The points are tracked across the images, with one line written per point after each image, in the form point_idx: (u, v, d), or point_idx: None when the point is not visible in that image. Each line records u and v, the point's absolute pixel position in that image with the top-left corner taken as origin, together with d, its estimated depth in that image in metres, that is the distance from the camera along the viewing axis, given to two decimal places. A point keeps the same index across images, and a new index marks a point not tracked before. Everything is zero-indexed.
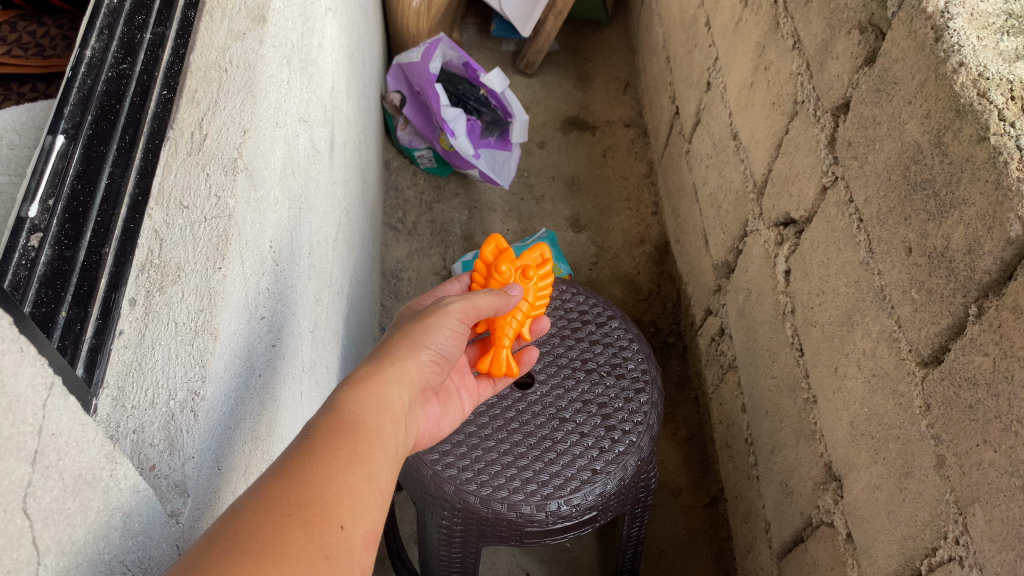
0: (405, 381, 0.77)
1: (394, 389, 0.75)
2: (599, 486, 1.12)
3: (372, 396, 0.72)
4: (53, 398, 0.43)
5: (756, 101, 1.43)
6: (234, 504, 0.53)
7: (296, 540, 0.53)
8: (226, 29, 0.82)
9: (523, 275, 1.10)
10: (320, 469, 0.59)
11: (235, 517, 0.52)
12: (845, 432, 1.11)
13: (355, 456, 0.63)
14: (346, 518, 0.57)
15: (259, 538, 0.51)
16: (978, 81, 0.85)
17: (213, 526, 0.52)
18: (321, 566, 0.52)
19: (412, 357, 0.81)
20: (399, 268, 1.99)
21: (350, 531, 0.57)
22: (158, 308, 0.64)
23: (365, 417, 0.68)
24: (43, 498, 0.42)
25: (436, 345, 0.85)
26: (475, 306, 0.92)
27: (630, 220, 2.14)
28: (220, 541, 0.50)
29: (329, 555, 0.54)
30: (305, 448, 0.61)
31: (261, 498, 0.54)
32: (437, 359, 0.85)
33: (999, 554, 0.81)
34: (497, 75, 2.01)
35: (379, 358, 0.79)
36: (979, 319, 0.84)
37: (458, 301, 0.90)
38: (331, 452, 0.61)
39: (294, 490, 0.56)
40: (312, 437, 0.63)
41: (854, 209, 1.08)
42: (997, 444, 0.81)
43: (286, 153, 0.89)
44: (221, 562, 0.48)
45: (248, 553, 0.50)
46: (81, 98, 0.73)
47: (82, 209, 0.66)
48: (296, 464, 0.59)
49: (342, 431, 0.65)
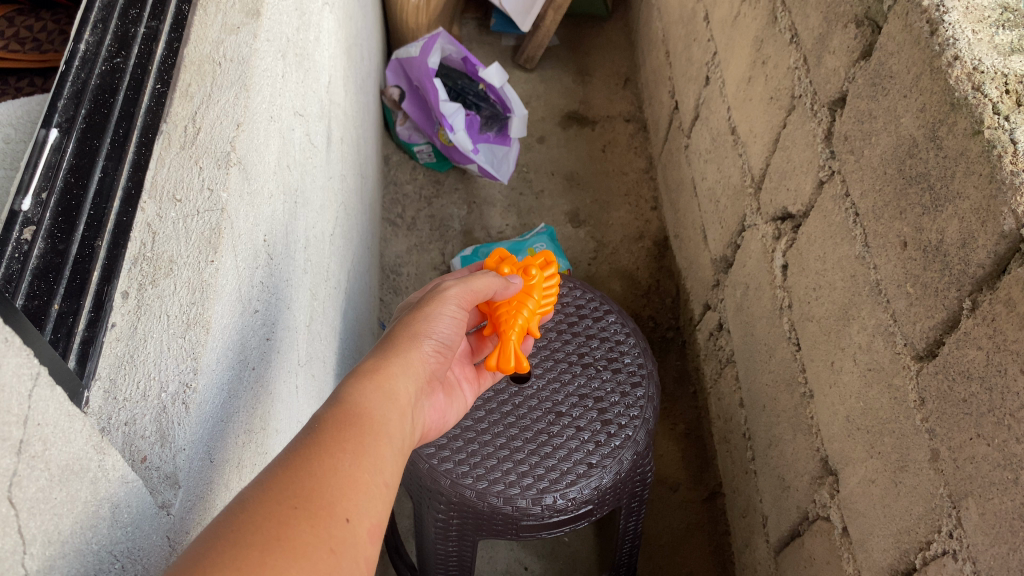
0: (411, 372, 0.78)
1: (400, 381, 0.75)
2: (594, 480, 1.12)
3: (377, 388, 0.72)
4: (39, 388, 0.44)
5: (754, 95, 1.43)
6: (237, 497, 0.53)
7: (302, 532, 0.53)
8: (220, 23, 0.82)
9: (526, 273, 1.07)
10: (326, 461, 0.59)
11: (241, 509, 0.52)
12: (842, 427, 1.11)
13: (360, 448, 0.63)
14: (351, 511, 0.57)
15: (265, 530, 0.51)
16: (972, 74, 0.84)
17: (219, 516, 0.52)
18: (326, 559, 0.53)
19: (415, 349, 0.81)
20: (398, 263, 1.99)
21: (355, 524, 0.57)
22: (151, 301, 0.64)
23: (371, 410, 0.68)
24: (29, 488, 0.43)
25: (437, 335, 0.86)
26: (473, 289, 0.92)
27: (630, 215, 2.14)
28: (225, 532, 0.50)
29: (335, 548, 0.54)
30: (311, 440, 0.61)
31: (265, 490, 0.54)
32: (439, 349, 0.85)
33: (993, 548, 0.81)
34: (496, 69, 1.99)
35: (384, 350, 0.80)
36: (973, 313, 0.84)
37: (456, 285, 0.91)
38: (337, 445, 0.61)
39: (299, 483, 0.56)
40: (318, 428, 0.63)
41: (851, 204, 1.08)
42: (991, 438, 0.81)
43: (280, 147, 0.89)
44: (225, 553, 0.48)
45: (256, 546, 0.50)
46: (75, 92, 0.73)
47: (75, 202, 0.67)
48: (301, 457, 0.59)
49: (348, 423, 0.65)
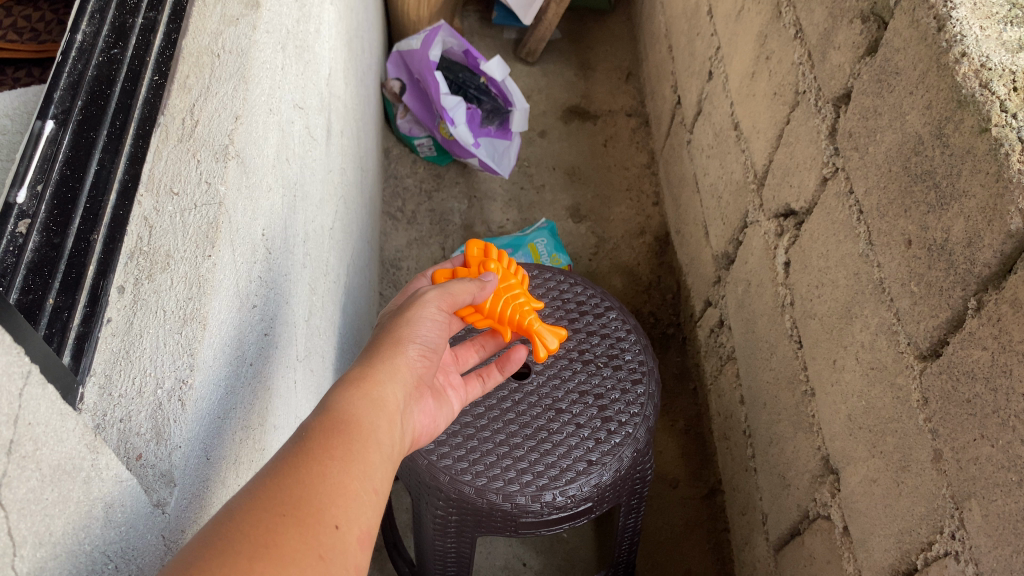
0: (398, 378, 0.77)
1: (389, 388, 0.74)
2: (594, 478, 1.12)
3: (365, 396, 0.71)
4: (31, 386, 0.43)
5: (758, 90, 1.42)
6: (225, 507, 0.53)
7: (290, 539, 0.52)
8: (219, 14, 0.80)
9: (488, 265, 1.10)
10: (314, 469, 0.59)
11: (229, 518, 0.52)
12: (843, 425, 1.11)
13: (349, 455, 0.62)
14: (340, 518, 0.57)
15: (253, 537, 0.51)
16: (980, 71, 0.83)
17: (208, 523, 0.51)
18: (316, 566, 0.52)
19: (402, 355, 0.80)
20: (398, 257, 1.99)
21: (345, 531, 0.56)
22: (147, 296, 0.63)
23: (359, 417, 0.68)
24: (19, 489, 0.42)
25: (423, 339, 0.85)
26: (452, 293, 0.92)
27: (631, 210, 2.13)
28: (213, 539, 0.50)
29: (324, 555, 0.53)
30: (298, 449, 0.60)
31: (253, 498, 0.54)
32: (425, 352, 0.85)
33: (996, 549, 0.80)
34: (497, 63, 1.97)
35: (370, 358, 0.79)
36: (978, 313, 0.83)
37: (435, 289, 0.90)
38: (325, 452, 0.61)
39: (287, 490, 0.55)
40: (307, 437, 0.62)
41: (854, 200, 1.07)
42: (995, 439, 0.80)
43: (279, 140, 0.88)
44: (213, 561, 0.48)
45: (244, 553, 0.49)
46: (71, 83, 0.72)
47: (71, 195, 0.66)
48: (289, 465, 0.58)
49: (336, 430, 0.64)
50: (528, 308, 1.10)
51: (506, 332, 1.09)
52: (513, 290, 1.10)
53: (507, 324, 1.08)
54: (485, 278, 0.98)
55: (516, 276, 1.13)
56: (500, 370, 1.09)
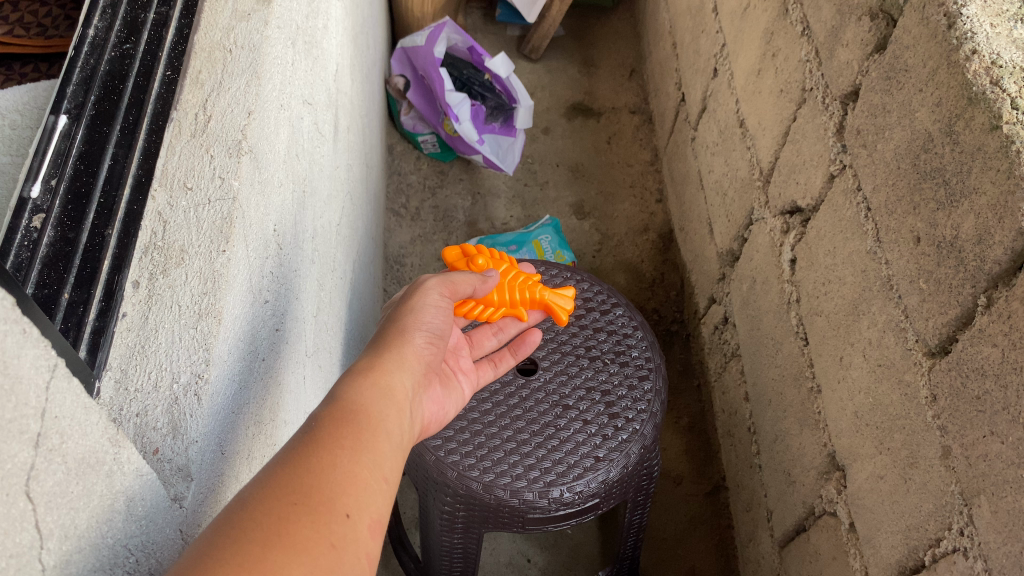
0: (406, 367, 0.77)
1: (396, 377, 0.74)
2: (602, 474, 1.12)
3: (374, 385, 0.71)
4: (56, 380, 0.43)
5: (764, 88, 1.42)
6: (236, 497, 0.53)
7: (303, 528, 0.52)
8: (231, 9, 0.80)
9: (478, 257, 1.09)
10: (324, 458, 0.59)
11: (242, 508, 0.52)
12: (850, 422, 1.11)
13: (358, 445, 0.62)
14: (351, 507, 0.57)
15: (265, 527, 0.51)
16: (991, 68, 0.83)
17: (220, 514, 0.52)
18: (328, 554, 0.52)
19: (409, 344, 0.81)
20: (402, 253, 1.98)
21: (356, 519, 0.56)
22: (162, 291, 0.63)
23: (368, 406, 0.68)
24: (46, 482, 0.42)
25: (429, 328, 0.85)
26: (455, 281, 0.92)
27: (635, 207, 2.13)
28: (227, 530, 0.50)
29: (336, 543, 0.53)
30: (308, 438, 0.60)
31: (265, 488, 0.54)
32: (432, 340, 0.85)
33: (1006, 546, 0.81)
34: (502, 58, 1.95)
35: (378, 347, 0.79)
36: (988, 310, 0.83)
37: (440, 279, 0.90)
38: (335, 442, 0.61)
39: (300, 480, 0.56)
40: (317, 427, 0.62)
41: (862, 197, 1.07)
42: (1005, 435, 0.80)
43: (290, 135, 0.88)
44: (225, 552, 0.48)
45: (257, 543, 0.50)
46: (84, 78, 0.72)
47: (85, 190, 0.66)
48: (299, 455, 0.58)
49: (346, 420, 0.64)
50: (534, 282, 1.12)
51: (522, 312, 1.11)
52: (511, 273, 1.11)
53: (521, 304, 1.11)
54: (488, 273, 1.01)
55: (504, 261, 1.14)
56: (513, 354, 1.12)
